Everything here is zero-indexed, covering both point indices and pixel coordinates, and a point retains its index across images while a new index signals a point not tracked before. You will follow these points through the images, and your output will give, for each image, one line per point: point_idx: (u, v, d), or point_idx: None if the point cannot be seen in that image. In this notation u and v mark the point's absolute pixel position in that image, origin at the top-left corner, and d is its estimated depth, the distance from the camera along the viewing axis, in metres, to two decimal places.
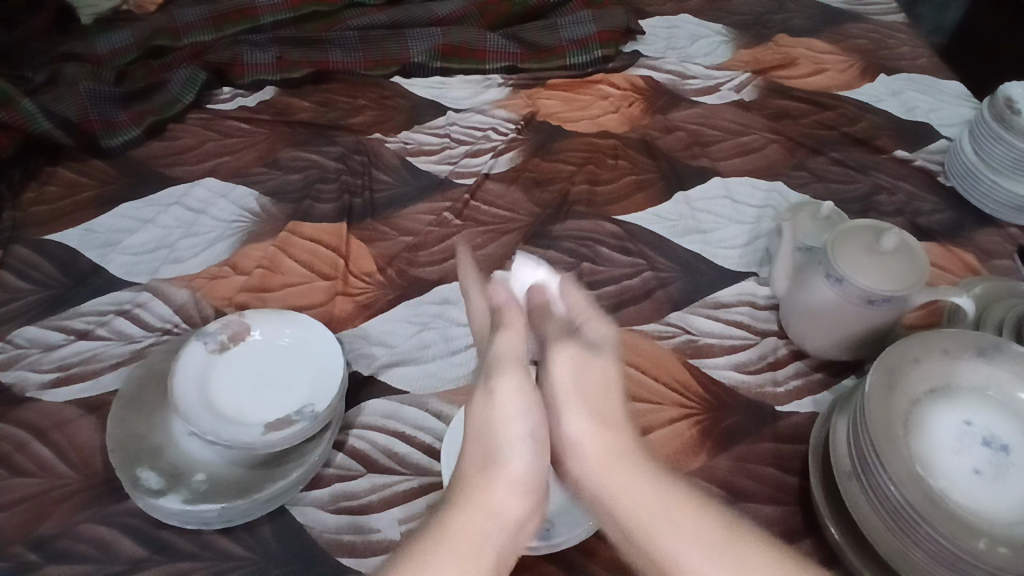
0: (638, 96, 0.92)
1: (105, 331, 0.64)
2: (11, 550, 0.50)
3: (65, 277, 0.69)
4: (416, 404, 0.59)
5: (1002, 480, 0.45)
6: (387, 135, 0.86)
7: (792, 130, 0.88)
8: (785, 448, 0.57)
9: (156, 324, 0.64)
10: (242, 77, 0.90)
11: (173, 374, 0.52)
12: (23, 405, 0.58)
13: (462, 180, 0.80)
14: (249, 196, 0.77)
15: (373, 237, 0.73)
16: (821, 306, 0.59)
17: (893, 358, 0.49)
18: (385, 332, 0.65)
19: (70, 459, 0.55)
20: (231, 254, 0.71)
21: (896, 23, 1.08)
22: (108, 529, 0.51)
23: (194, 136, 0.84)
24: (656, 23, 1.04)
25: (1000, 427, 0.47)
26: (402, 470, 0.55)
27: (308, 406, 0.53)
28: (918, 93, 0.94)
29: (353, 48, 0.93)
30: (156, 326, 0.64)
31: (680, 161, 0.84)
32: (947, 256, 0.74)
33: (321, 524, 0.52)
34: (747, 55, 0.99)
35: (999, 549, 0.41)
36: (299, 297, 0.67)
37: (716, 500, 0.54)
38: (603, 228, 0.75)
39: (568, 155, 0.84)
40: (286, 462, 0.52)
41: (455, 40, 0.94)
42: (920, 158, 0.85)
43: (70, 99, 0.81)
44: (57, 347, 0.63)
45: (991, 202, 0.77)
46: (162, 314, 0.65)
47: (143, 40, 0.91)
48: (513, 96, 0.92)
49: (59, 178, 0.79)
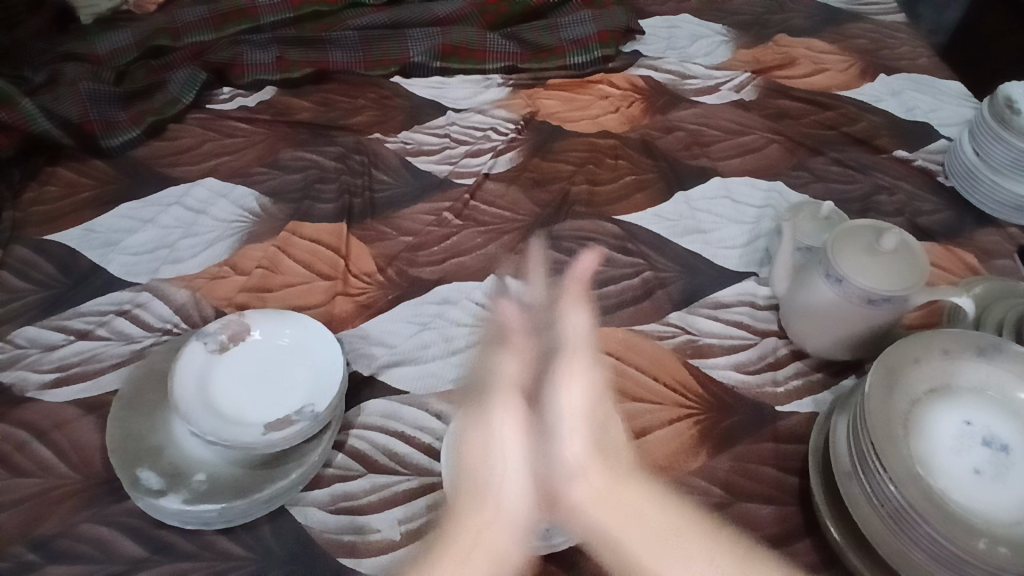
0: (638, 96, 0.92)
1: (105, 332, 0.64)
2: (12, 550, 0.50)
3: (65, 277, 0.69)
4: (416, 405, 0.59)
5: (1002, 480, 0.45)
6: (387, 135, 0.86)
7: (792, 130, 0.88)
8: (785, 448, 0.57)
9: (156, 324, 0.64)
10: (242, 77, 0.90)
11: (174, 374, 0.52)
12: (23, 405, 0.58)
13: (462, 180, 0.80)
14: (249, 196, 0.77)
15: (373, 238, 0.73)
16: (822, 306, 0.58)
17: (892, 358, 0.49)
18: (385, 332, 0.65)
19: (70, 459, 0.55)
20: (231, 254, 0.71)
21: (896, 23, 1.08)
22: (108, 529, 0.51)
23: (194, 136, 0.84)
24: (656, 23, 1.04)
25: (1001, 426, 0.47)
26: (402, 470, 0.55)
27: (308, 406, 0.53)
28: (918, 93, 0.94)
29: (353, 48, 0.93)
30: (156, 326, 0.64)
31: (680, 161, 0.83)
32: (947, 256, 0.74)
33: (321, 524, 0.52)
34: (747, 54, 0.99)
35: (1000, 549, 0.41)
36: (299, 297, 0.67)
37: (716, 500, 0.54)
38: (603, 228, 0.75)
39: (568, 155, 0.84)
40: (286, 463, 0.52)
41: (455, 40, 0.94)
42: (920, 158, 0.85)
43: (70, 99, 0.81)
44: (57, 347, 0.63)
45: (991, 202, 0.77)
46: (162, 314, 0.65)
47: (143, 40, 0.91)
48: (513, 96, 0.92)
49: (59, 178, 0.79)
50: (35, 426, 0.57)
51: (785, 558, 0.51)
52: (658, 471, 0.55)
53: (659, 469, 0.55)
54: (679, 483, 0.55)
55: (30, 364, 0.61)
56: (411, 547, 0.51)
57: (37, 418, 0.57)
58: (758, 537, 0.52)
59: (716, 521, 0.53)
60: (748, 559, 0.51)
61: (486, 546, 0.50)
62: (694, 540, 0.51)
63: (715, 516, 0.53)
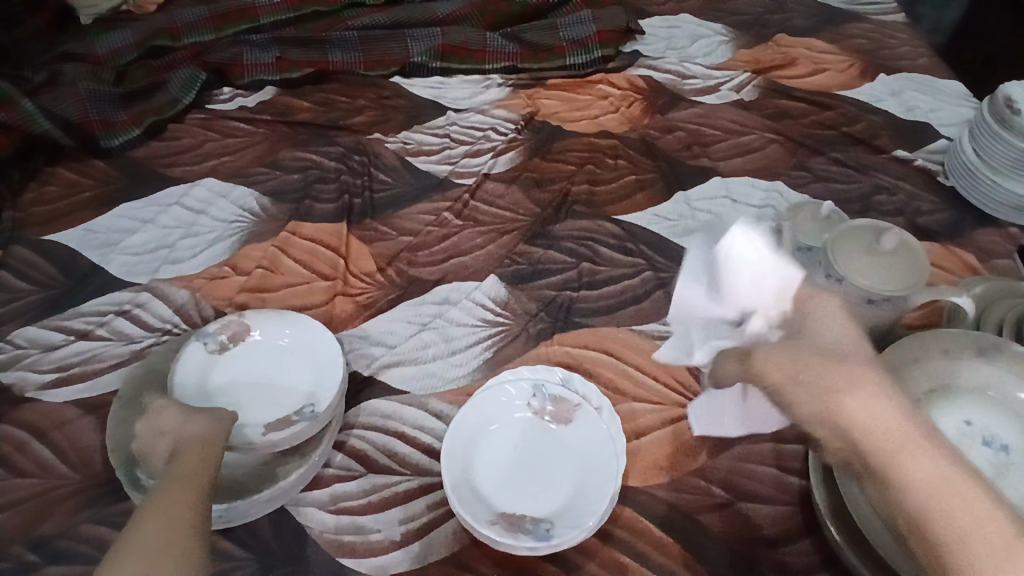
0: (638, 96, 0.92)
1: (176, 460, 0.46)
2: (12, 550, 0.50)
3: (65, 277, 0.69)
4: (417, 405, 0.59)
5: (1003, 481, 0.46)
6: (387, 135, 0.86)
7: (792, 130, 0.88)
8: (785, 448, 0.57)
9: (151, 439, 0.49)
10: (242, 77, 0.90)
11: (174, 374, 0.54)
12: (23, 405, 0.58)
13: (462, 180, 0.80)
14: (249, 196, 0.77)
15: (373, 238, 0.73)
16: (709, 411, 0.59)
17: (893, 359, 0.49)
18: (385, 332, 0.65)
19: (70, 459, 0.55)
20: (231, 254, 0.71)
21: (895, 23, 1.07)
22: (107, 529, 0.51)
23: (195, 136, 0.84)
24: (656, 23, 1.04)
25: (1003, 427, 0.48)
26: (402, 470, 0.55)
27: (308, 406, 0.53)
28: (918, 93, 0.94)
29: (353, 48, 0.93)
30: (155, 438, 0.48)
31: (680, 161, 0.84)
32: (946, 256, 0.74)
33: (321, 524, 0.52)
34: (747, 54, 0.99)
35: (869, 476, 0.46)
36: (299, 297, 0.67)
37: (715, 500, 0.54)
38: (603, 228, 0.75)
39: (569, 155, 0.84)
40: (286, 463, 0.52)
41: (455, 40, 0.94)
42: (920, 158, 0.85)
43: (71, 100, 0.81)
44: (184, 489, 0.43)
45: (992, 202, 0.77)
46: (205, 436, 0.47)
47: (143, 40, 0.91)
48: (513, 96, 0.92)
49: (59, 177, 0.79)
50: (182, 540, 0.40)
51: (785, 558, 0.52)
52: (658, 471, 0.56)
53: (698, 443, 0.57)
54: (678, 483, 0.55)
55: (160, 497, 0.42)
56: (411, 547, 0.51)
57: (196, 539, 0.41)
58: (758, 537, 0.53)
59: (715, 521, 0.53)
60: (748, 560, 0.51)
61: (501, 472, 0.52)
62: (693, 542, 0.52)
63: (715, 515, 0.54)
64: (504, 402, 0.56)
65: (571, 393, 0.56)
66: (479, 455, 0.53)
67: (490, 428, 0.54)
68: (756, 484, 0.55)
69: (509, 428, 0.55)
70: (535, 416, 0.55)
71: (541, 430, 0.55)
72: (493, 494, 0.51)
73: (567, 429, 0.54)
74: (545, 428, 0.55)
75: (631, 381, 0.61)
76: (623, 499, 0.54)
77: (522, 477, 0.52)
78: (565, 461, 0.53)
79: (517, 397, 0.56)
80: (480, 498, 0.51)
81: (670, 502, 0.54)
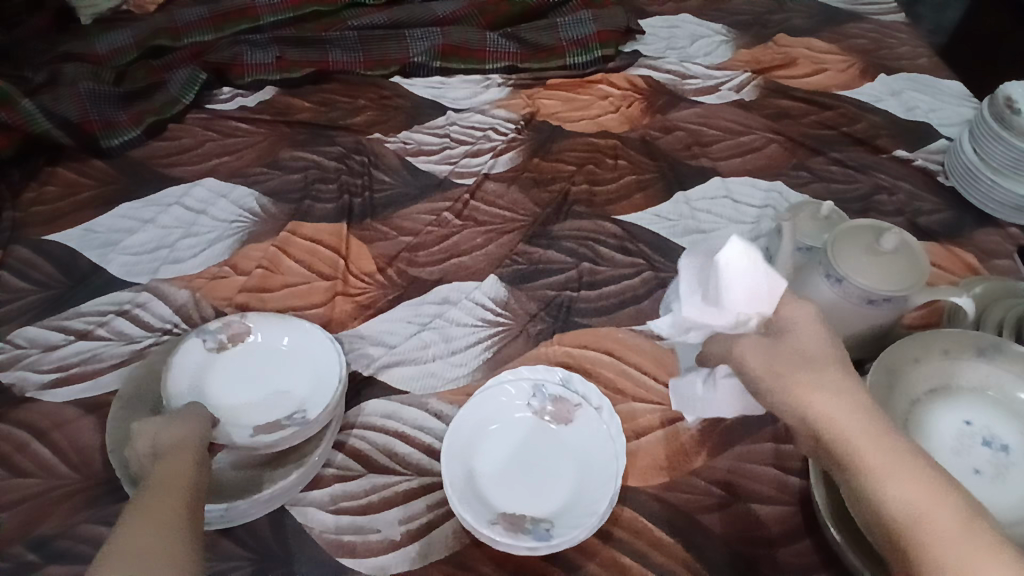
0: (638, 96, 0.92)
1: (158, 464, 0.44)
2: (12, 549, 0.50)
3: (65, 277, 0.69)
4: (416, 405, 0.59)
5: (1003, 480, 0.46)
6: (387, 135, 0.86)
7: (793, 130, 0.88)
8: (785, 448, 0.57)
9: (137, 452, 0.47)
10: (242, 77, 0.90)
11: (168, 367, 0.53)
12: (23, 405, 0.58)
13: (462, 180, 0.80)
14: (249, 196, 0.77)
15: (373, 238, 0.73)
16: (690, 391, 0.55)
17: (893, 358, 0.49)
18: (385, 332, 0.65)
19: (70, 459, 0.55)
20: (231, 254, 0.71)
21: (895, 23, 1.07)
22: (108, 529, 0.51)
23: (195, 136, 0.84)
24: (656, 23, 1.04)
25: (1002, 426, 0.48)
26: (402, 470, 0.55)
27: (298, 414, 0.53)
28: (918, 93, 0.94)
29: (353, 48, 0.93)
30: (135, 450, 0.47)
31: (680, 161, 0.83)
32: (947, 256, 0.74)
33: (321, 523, 0.52)
34: (747, 54, 0.99)
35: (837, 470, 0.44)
36: (299, 297, 0.67)
37: (715, 500, 0.54)
38: (603, 228, 0.75)
39: (569, 155, 0.84)
40: (286, 463, 0.52)
41: (455, 40, 0.94)
42: (920, 158, 0.85)
43: (70, 99, 0.81)
44: (170, 491, 0.42)
45: (992, 202, 0.77)
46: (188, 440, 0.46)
47: (143, 40, 0.91)
48: (513, 96, 0.92)
49: (59, 177, 0.79)
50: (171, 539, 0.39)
51: (785, 558, 0.51)
52: (658, 471, 0.56)
53: (698, 444, 0.57)
54: (678, 483, 0.55)
55: (139, 500, 0.41)
56: (410, 547, 0.51)
57: (189, 539, 0.40)
58: (757, 537, 0.53)
59: (715, 521, 0.53)
60: (748, 560, 0.51)
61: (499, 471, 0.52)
62: (693, 542, 0.52)
63: (715, 515, 0.53)
64: (504, 401, 0.56)
65: (571, 393, 0.56)
66: (479, 455, 0.53)
67: (490, 426, 0.55)
68: (756, 484, 0.55)
69: (507, 427, 0.55)
70: (535, 415, 0.55)
71: (540, 430, 0.55)
72: (492, 494, 0.51)
73: (564, 430, 0.55)
74: (543, 428, 0.55)
75: (631, 381, 0.61)
76: (623, 499, 0.54)
77: (519, 476, 0.52)
78: (563, 461, 0.53)
79: (516, 397, 0.56)
80: (480, 497, 0.51)
81: (669, 502, 0.54)
